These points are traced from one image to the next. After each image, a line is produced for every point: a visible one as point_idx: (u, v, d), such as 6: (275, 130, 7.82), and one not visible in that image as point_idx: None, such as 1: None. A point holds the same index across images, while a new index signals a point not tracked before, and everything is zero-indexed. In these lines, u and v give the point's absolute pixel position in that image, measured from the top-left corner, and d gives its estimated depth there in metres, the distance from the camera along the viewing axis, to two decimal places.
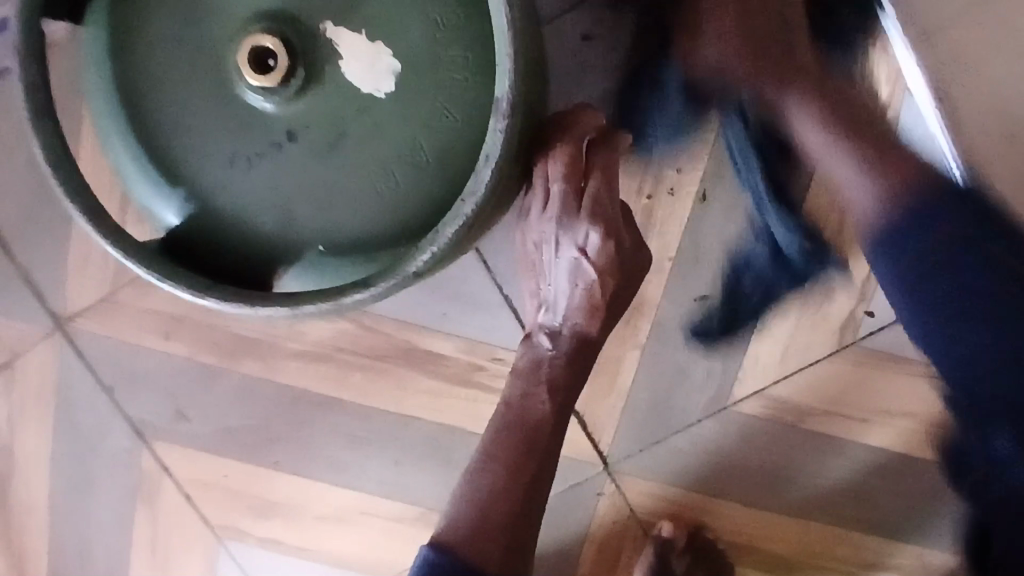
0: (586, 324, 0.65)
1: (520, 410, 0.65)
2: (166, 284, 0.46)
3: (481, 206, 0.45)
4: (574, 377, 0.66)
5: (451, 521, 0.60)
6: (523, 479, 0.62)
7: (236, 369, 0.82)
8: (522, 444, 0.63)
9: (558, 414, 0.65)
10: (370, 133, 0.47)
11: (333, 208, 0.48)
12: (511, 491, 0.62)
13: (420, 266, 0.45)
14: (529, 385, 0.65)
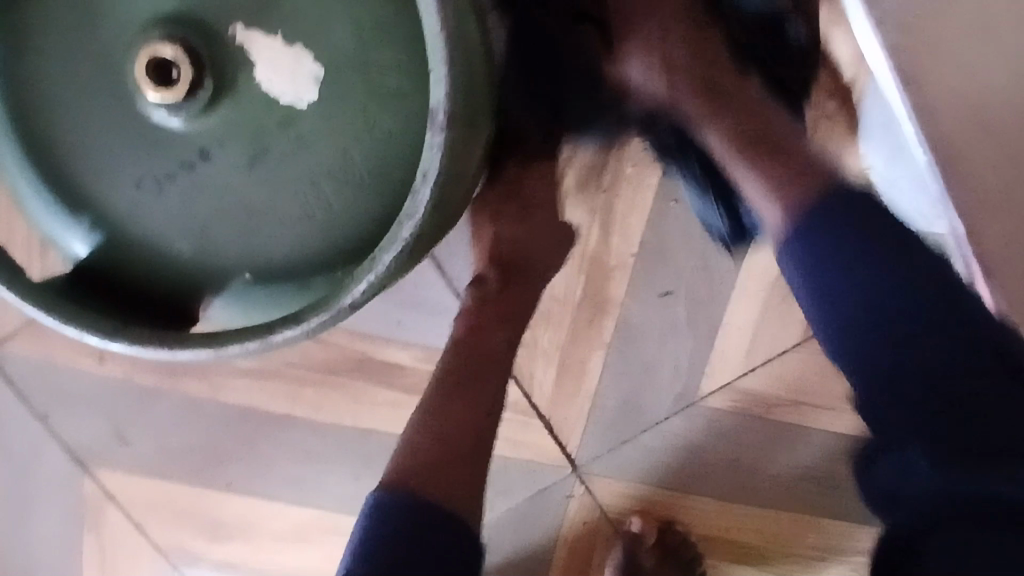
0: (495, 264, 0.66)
1: (473, 345, 0.63)
2: (72, 329, 0.41)
3: (422, 229, 0.39)
4: (517, 312, 0.66)
5: (402, 461, 0.55)
6: (480, 404, 0.60)
7: (180, 387, 0.78)
8: (476, 374, 0.61)
9: (506, 348, 0.65)
10: (295, 148, 0.42)
11: (260, 232, 0.43)
12: (468, 420, 0.58)
13: (355, 298, 0.40)
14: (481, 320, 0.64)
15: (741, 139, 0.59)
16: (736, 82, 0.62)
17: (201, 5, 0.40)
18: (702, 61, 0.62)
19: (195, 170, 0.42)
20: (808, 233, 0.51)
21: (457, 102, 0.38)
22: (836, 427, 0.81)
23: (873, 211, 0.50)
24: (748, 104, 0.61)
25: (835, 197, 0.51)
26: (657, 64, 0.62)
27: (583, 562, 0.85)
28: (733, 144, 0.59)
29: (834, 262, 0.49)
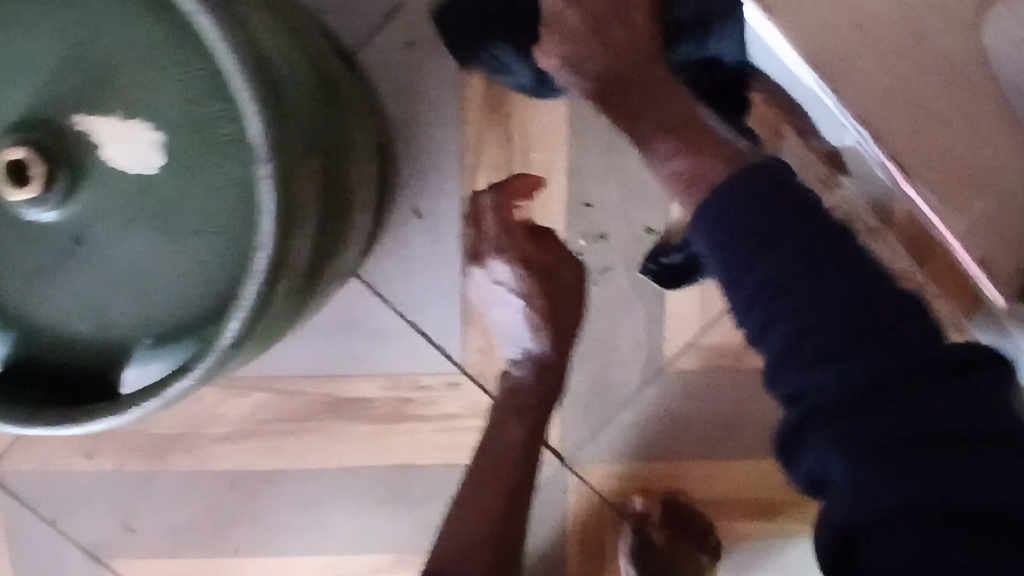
0: (542, 347, 0.63)
1: (494, 434, 0.65)
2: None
3: (278, 256, 0.42)
4: (547, 404, 0.66)
5: (441, 539, 0.58)
6: (507, 483, 0.62)
7: (169, 466, 0.80)
8: (501, 464, 0.63)
9: (533, 433, 0.65)
10: (157, 213, 0.45)
11: (145, 297, 0.46)
12: (493, 507, 0.59)
13: (231, 336, 0.42)
14: (502, 412, 0.66)
15: (661, 127, 0.49)
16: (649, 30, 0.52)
17: (44, 106, 0.44)
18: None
19: (77, 255, 0.45)
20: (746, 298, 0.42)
21: (278, 133, 0.41)
22: None
23: (746, 166, 0.43)
24: (695, 126, 0.49)
25: (744, 164, 0.44)
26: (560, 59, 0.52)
27: (597, 549, 0.85)
28: (650, 123, 0.50)
29: (750, 243, 0.41)
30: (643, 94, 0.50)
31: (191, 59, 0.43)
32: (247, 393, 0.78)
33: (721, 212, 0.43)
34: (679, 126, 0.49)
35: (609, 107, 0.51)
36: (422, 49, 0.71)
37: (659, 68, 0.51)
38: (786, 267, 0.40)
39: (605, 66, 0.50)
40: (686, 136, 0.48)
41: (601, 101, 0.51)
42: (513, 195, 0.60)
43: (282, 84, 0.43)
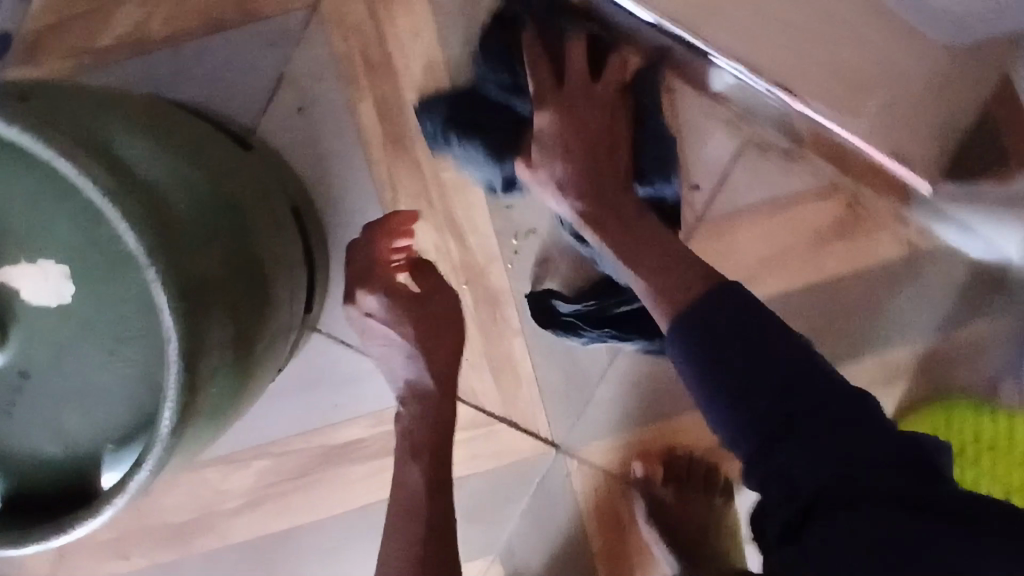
0: (420, 376, 0.69)
1: (400, 482, 0.69)
2: None
3: (187, 346, 0.46)
4: (442, 436, 0.69)
5: None
6: (423, 529, 0.66)
7: (197, 548, 0.85)
8: (414, 512, 0.67)
9: (430, 472, 0.68)
10: (86, 334, 0.50)
11: (95, 408, 0.51)
12: (421, 555, 0.65)
13: (167, 425, 0.47)
14: (403, 452, 0.70)
15: (602, 232, 0.64)
16: (624, 207, 0.65)
17: None
18: (597, 167, 0.66)
19: (28, 386, 0.51)
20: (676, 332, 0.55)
21: (157, 240, 0.45)
22: (766, 293, 0.84)
23: (720, 288, 0.55)
24: (655, 248, 0.62)
25: (714, 291, 0.55)
26: (573, 194, 0.65)
27: (614, 524, 0.88)
28: (625, 233, 0.64)
29: (720, 353, 0.52)
30: (638, 227, 0.64)
31: (66, 194, 0.48)
32: (249, 463, 0.83)
33: (691, 326, 0.54)
34: (638, 241, 0.63)
35: (602, 230, 0.64)
36: (314, 109, 0.73)
37: (628, 201, 0.66)
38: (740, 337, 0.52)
39: (596, 195, 0.65)
40: (670, 260, 0.61)
41: (593, 220, 0.65)
42: (380, 235, 0.67)
43: (152, 194, 0.47)
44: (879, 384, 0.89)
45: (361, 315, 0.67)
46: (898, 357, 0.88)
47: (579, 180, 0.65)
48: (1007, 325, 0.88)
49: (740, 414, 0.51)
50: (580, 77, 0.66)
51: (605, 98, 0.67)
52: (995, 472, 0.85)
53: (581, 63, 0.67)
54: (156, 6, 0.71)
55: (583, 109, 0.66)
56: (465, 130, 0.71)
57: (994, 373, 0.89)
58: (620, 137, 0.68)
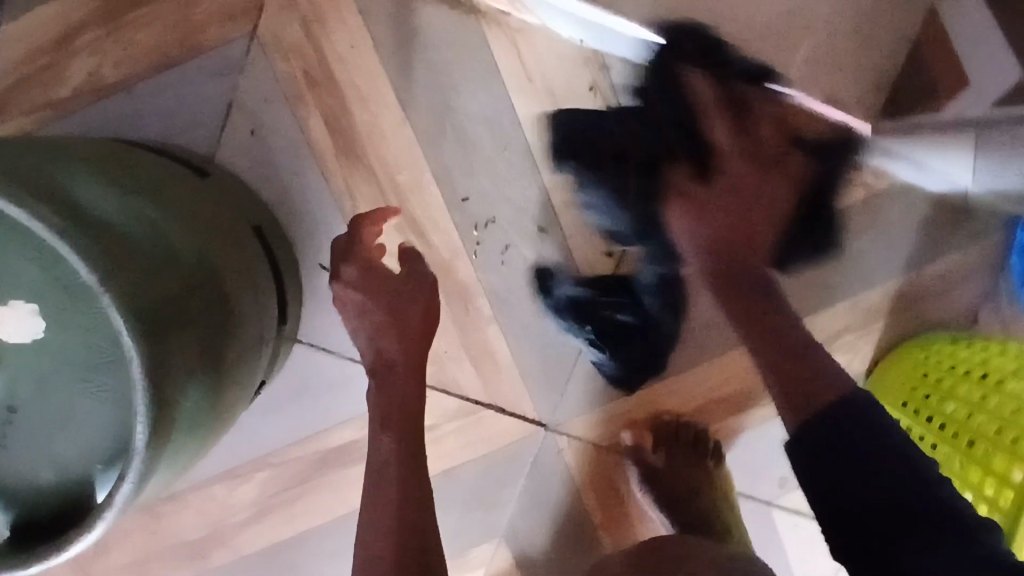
0: (392, 346, 0.70)
1: (375, 456, 0.69)
2: None
3: (150, 363, 0.49)
4: (414, 410, 0.70)
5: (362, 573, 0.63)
6: (397, 496, 0.66)
7: (213, 562, 0.88)
8: (389, 481, 0.67)
9: (401, 439, 0.69)
10: (62, 363, 0.53)
11: (80, 433, 0.54)
12: (395, 521, 0.64)
13: (141, 440, 0.50)
14: (375, 425, 0.70)
15: (726, 291, 0.73)
16: (764, 297, 0.73)
17: None
18: (735, 234, 0.71)
19: (16, 420, 0.54)
20: (805, 435, 0.60)
21: (110, 268, 0.49)
22: None
23: (839, 398, 0.61)
24: (771, 334, 0.70)
25: (826, 387, 0.62)
26: (703, 226, 0.72)
27: (612, 494, 0.90)
28: (739, 300, 0.72)
29: (818, 423, 0.60)
30: (756, 308, 0.72)
31: (21, 237, 0.51)
32: (252, 475, 0.87)
33: (829, 412, 0.60)
34: (732, 282, 0.73)
35: (715, 281, 0.73)
36: (266, 131, 0.78)
37: (765, 271, 0.74)
38: (847, 403, 0.60)
39: (727, 263, 0.72)
40: (768, 327, 0.71)
41: (713, 271, 0.73)
42: (365, 224, 0.70)
43: (102, 227, 0.51)
44: (856, 326, 0.90)
45: (340, 290, 0.69)
46: (872, 298, 0.89)
47: (704, 227, 0.72)
48: (978, 252, 0.89)
49: (800, 446, 0.60)
50: (727, 137, 0.73)
51: (789, 153, 0.74)
52: (997, 410, 0.74)
53: (727, 137, 0.73)
54: (104, 54, 0.75)
55: (743, 156, 0.72)
56: (601, 178, 0.80)
57: (970, 301, 0.90)
58: (779, 199, 0.73)
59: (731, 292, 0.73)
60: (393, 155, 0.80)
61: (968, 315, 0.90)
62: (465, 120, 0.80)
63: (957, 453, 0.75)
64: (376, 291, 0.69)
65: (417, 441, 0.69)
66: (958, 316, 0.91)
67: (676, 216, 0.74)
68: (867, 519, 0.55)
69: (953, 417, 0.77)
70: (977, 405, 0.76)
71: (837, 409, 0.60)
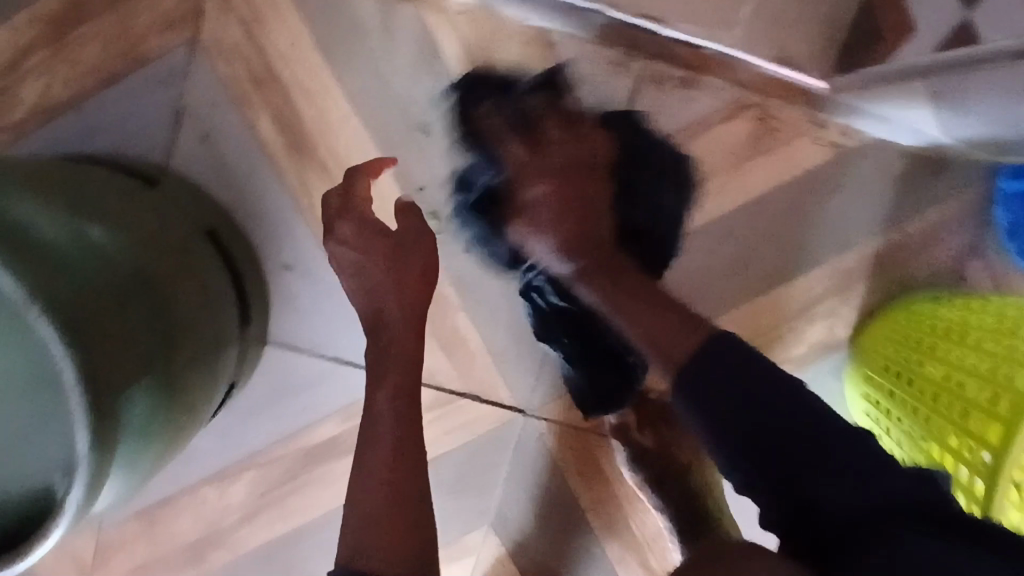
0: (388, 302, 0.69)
1: (370, 416, 0.66)
2: None
3: (84, 372, 0.50)
4: (412, 362, 0.68)
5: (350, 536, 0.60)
6: (393, 458, 0.63)
7: (211, 564, 0.90)
8: (385, 440, 0.64)
9: (400, 394, 0.67)
10: (6, 379, 0.54)
11: (34, 446, 0.56)
12: (394, 483, 0.62)
13: (83, 448, 0.51)
14: (373, 378, 0.68)
15: (604, 287, 0.67)
16: (632, 275, 0.68)
17: None
18: (585, 224, 0.70)
19: None
20: (705, 398, 0.55)
21: (34, 281, 0.50)
22: (697, 222, 0.84)
23: (751, 376, 0.55)
24: (645, 296, 0.65)
25: (698, 347, 0.57)
26: (558, 238, 0.69)
27: (598, 475, 0.89)
28: (614, 285, 0.67)
29: (733, 395, 0.54)
30: (619, 277, 0.68)
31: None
32: (239, 476, 0.88)
33: (720, 384, 0.55)
34: (613, 277, 0.67)
35: (587, 275, 0.68)
36: (217, 135, 0.79)
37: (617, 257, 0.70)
38: (740, 383, 0.54)
39: (588, 251, 0.69)
40: (646, 302, 0.64)
41: (579, 267, 0.69)
42: (359, 176, 0.71)
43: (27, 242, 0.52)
44: (836, 291, 0.87)
45: (335, 247, 0.70)
46: (850, 260, 0.87)
47: (548, 219, 0.70)
48: (960, 204, 0.86)
49: (728, 429, 0.54)
50: (558, 136, 0.73)
51: (584, 129, 0.75)
52: (980, 366, 0.69)
53: (561, 131, 0.74)
54: (54, 73, 0.77)
55: (554, 158, 0.72)
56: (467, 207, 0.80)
57: (957, 256, 0.87)
58: (600, 206, 0.72)
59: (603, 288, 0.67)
60: (345, 150, 0.80)
61: (956, 271, 0.87)
62: (413, 109, 0.80)
63: (936, 416, 0.70)
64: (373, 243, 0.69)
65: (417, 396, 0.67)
66: (945, 272, 0.87)
67: (529, 228, 0.71)
68: (832, 511, 0.48)
69: (931, 376, 0.72)
70: (955, 363, 0.71)
71: (706, 352, 0.57)
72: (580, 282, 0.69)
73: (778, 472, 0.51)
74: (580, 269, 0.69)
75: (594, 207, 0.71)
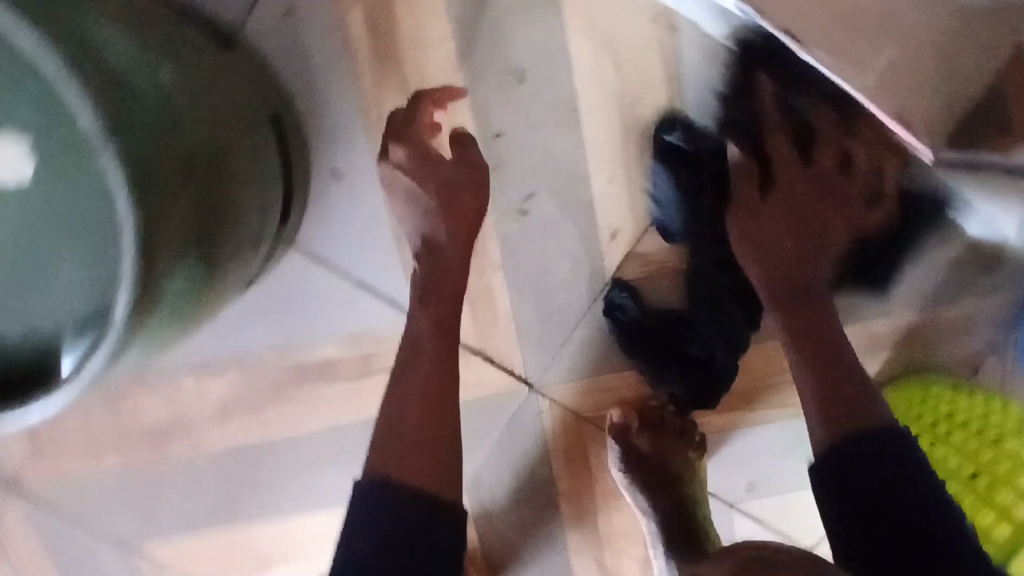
0: (433, 229, 0.72)
1: (411, 341, 0.72)
2: None
3: (145, 231, 0.46)
4: (456, 294, 0.73)
5: (377, 454, 0.66)
6: (425, 382, 0.70)
7: (171, 453, 0.86)
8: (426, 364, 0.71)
9: (437, 323, 0.72)
10: (44, 216, 0.49)
11: (54, 293, 0.51)
12: (428, 406, 0.69)
13: (122, 313, 0.47)
14: (421, 297, 0.73)
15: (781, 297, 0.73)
16: (849, 383, 0.69)
17: None
18: (799, 266, 0.73)
19: None
20: (853, 449, 0.65)
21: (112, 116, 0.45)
22: None
23: (884, 433, 0.65)
24: (830, 364, 0.71)
25: (879, 432, 0.65)
26: (763, 270, 0.73)
27: (582, 466, 0.89)
28: (812, 330, 0.72)
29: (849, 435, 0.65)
30: (818, 338, 0.72)
31: (22, 75, 0.47)
32: (222, 373, 0.84)
33: (871, 438, 0.65)
34: (820, 353, 0.71)
35: (777, 305, 0.73)
36: (302, 15, 0.73)
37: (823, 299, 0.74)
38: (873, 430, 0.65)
39: (789, 294, 0.73)
40: (840, 393, 0.69)
41: (776, 300, 0.73)
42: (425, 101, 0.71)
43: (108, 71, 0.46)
44: (859, 353, 0.88)
45: (388, 169, 0.71)
46: (881, 326, 0.87)
47: (769, 254, 0.73)
48: (998, 303, 0.86)
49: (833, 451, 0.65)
50: (795, 158, 0.73)
51: (838, 184, 0.75)
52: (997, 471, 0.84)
53: (832, 158, 0.74)
54: None
55: (809, 186, 0.73)
56: (682, 166, 0.77)
57: (977, 352, 0.88)
58: (829, 244, 0.75)
59: (805, 370, 0.71)
60: (432, 70, 0.76)
61: (971, 364, 0.89)
62: (513, 52, 0.75)
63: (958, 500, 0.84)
64: (428, 173, 0.70)
65: (452, 326, 0.73)
66: (961, 363, 0.89)
67: (739, 243, 0.74)
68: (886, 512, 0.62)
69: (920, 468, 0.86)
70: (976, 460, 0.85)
71: (871, 434, 0.65)
72: (783, 336, 0.73)
73: (861, 487, 0.63)
74: (791, 347, 0.72)
75: (814, 242, 0.74)
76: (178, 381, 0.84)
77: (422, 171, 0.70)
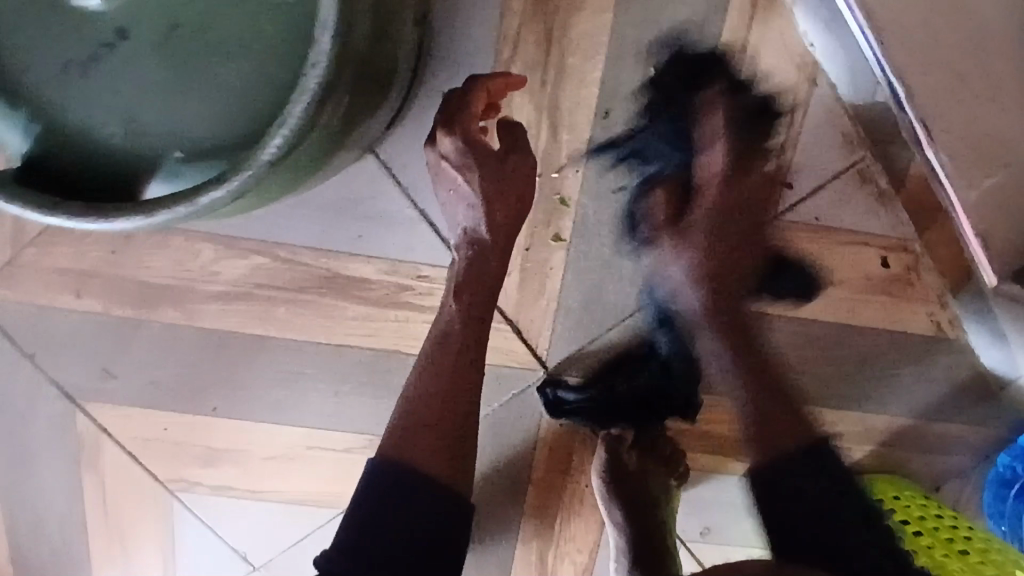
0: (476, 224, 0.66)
1: (443, 326, 0.69)
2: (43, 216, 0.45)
3: (329, 79, 0.43)
4: (494, 284, 0.69)
5: (397, 436, 0.64)
6: (446, 369, 0.66)
7: (158, 317, 0.80)
8: (452, 349, 0.67)
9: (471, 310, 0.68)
10: (206, 24, 0.46)
11: (180, 106, 0.47)
12: (452, 394, 0.66)
13: (271, 154, 0.43)
14: (461, 283, 0.68)
15: (717, 284, 0.70)
16: (782, 394, 0.69)
17: None
18: (729, 273, 0.71)
19: (118, 49, 0.46)
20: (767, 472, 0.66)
21: None
22: (802, 313, 0.86)
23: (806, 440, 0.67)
24: (764, 372, 0.70)
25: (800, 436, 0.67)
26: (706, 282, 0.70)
27: (564, 464, 0.88)
28: (739, 337, 0.71)
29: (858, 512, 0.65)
30: (747, 341, 0.71)
31: None
32: (247, 254, 0.78)
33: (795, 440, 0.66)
34: (749, 359, 0.70)
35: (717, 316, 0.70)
36: None
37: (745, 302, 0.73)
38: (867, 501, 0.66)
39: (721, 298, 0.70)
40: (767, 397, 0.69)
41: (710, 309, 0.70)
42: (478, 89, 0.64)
43: None
44: (849, 440, 0.91)
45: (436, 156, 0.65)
46: (879, 423, 0.90)
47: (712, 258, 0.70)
48: (982, 433, 0.91)
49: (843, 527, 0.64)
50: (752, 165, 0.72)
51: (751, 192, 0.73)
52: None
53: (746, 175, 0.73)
54: None
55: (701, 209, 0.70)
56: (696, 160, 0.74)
57: (945, 472, 0.93)
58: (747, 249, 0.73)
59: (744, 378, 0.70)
60: (578, 35, 0.74)
61: (936, 481, 0.94)
62: (659, 48, 0.76)
63: None
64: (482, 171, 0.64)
65: (485, 316, 0.69)
66: (928, 477, 0.93)
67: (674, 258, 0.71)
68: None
69: None
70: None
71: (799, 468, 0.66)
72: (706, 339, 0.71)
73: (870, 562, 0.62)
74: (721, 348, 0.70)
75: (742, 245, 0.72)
76: (195, 247, 0.78)
77: (468, 166, 0.63)
